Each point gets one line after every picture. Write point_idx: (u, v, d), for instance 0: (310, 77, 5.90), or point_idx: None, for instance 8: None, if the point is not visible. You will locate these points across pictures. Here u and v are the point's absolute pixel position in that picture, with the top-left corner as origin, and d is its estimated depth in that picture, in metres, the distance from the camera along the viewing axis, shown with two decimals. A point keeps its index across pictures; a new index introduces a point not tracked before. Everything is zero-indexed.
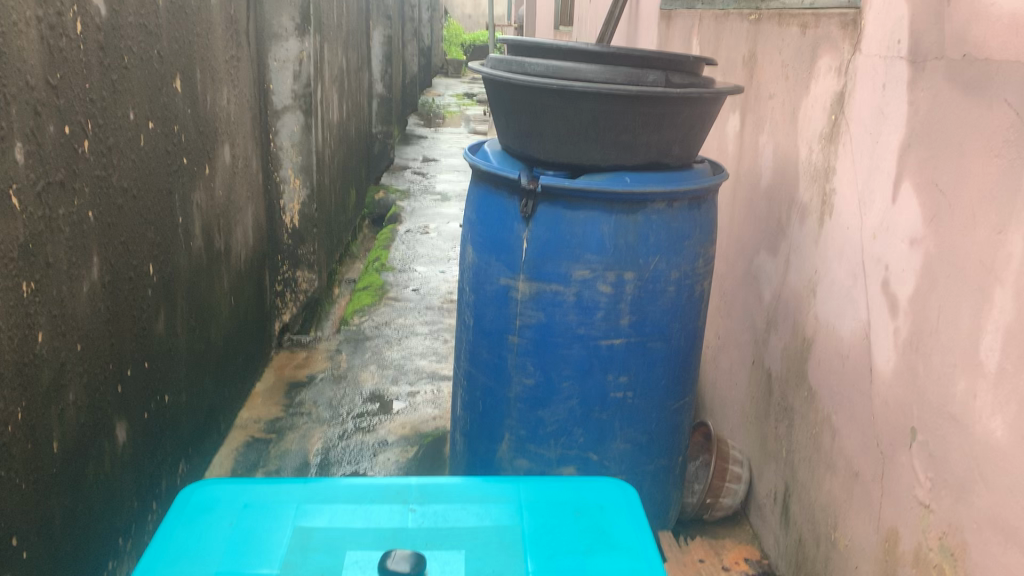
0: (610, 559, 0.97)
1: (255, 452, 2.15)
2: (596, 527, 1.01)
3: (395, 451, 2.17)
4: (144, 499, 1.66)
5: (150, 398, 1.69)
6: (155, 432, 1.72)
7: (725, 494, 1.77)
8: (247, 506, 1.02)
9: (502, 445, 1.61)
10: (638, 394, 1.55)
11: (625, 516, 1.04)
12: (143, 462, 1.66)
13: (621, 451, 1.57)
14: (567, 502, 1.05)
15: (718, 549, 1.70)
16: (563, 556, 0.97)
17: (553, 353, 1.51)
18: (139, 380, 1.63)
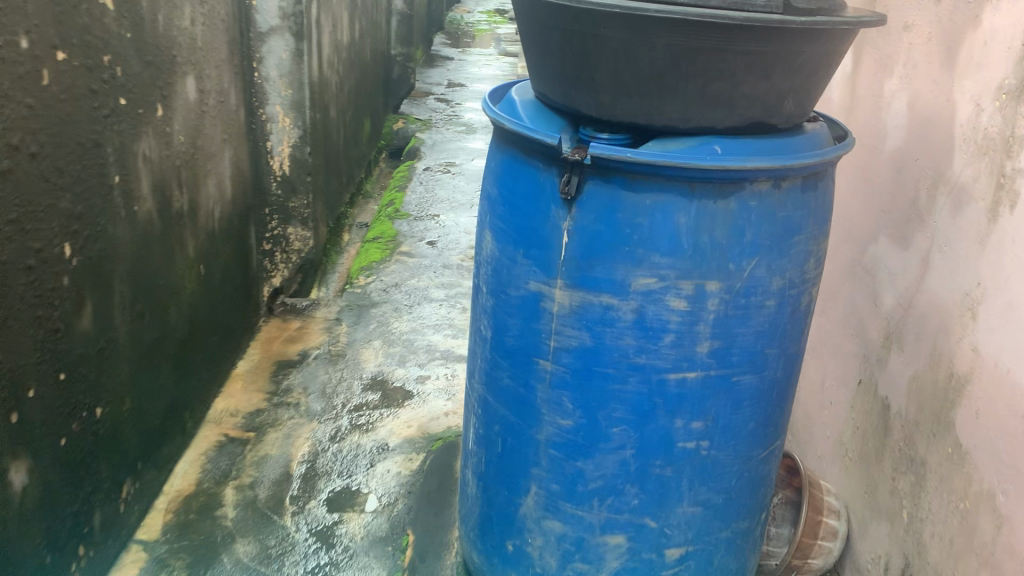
0: None
1: (227, 458, 1.76)
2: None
3: (398, 461, 1.77)
4: (62, 547, 1.28)
5: (72, 415, 1.30)
6: (82, 458, 1.33)
7: (816, 555, 1.35)
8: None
9: (527, 499, 1.21)
10: (715, 443, 1.13)
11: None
12: (64, 500, 1.28)
13: (687, 515, 1.17)
14: None
15: None
16: None
17: (600, 390, 1.09)
18: (51, 398, 1.23)
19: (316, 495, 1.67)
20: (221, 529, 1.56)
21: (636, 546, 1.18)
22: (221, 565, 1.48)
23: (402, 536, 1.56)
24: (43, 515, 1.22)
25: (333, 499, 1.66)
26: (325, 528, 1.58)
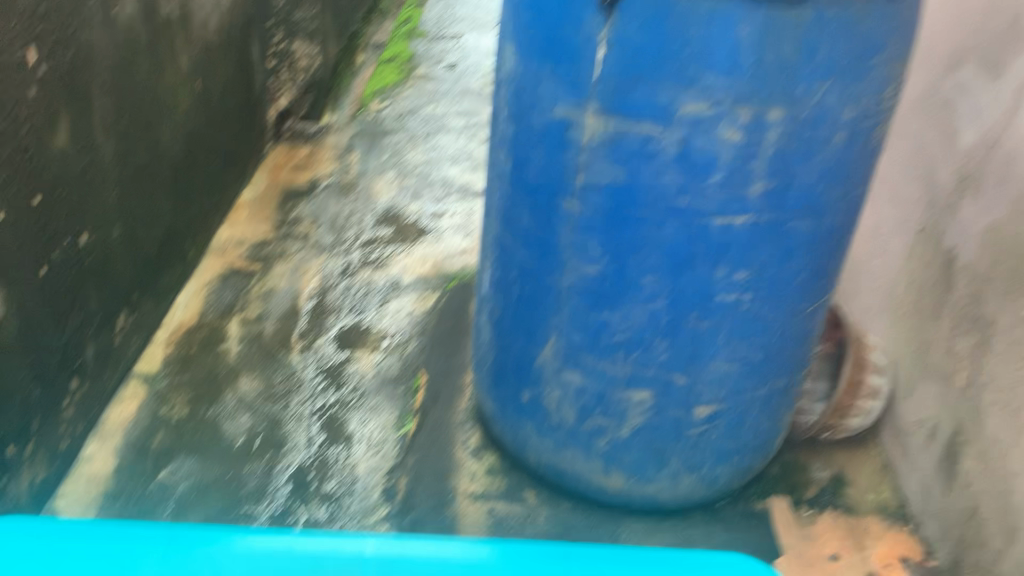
0: None
1: (231, 290, 1.67)
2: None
3: (411, 300, 1.67)
4: (52, 381, 1.21)
5: (54, 241, 1.18)
6: (68, 288, 1.23)
7: (855, 415, 1.26)
8: (165, 549, 0.72)
9: (545, 350, 1.11)
10: (760, 296, 1.00)
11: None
12: (51, 332, 1.19)
13: (721, 373, 1.06)
14: None
15: (842, 503, 1.22)
16: None
17: (634, 234, 0.95)
18: (27, 223, 1.11)
19: (325, 332, 1.58)
20: (224, 364, 1.49)
21: (662, 403, 1.08)
22: (224, 402, 1.41)
23: (414, 379, 1.48)
24: (27, 348, 1.14)
25: (343, 337, 1.57)
26: (333, 367, 1.50)
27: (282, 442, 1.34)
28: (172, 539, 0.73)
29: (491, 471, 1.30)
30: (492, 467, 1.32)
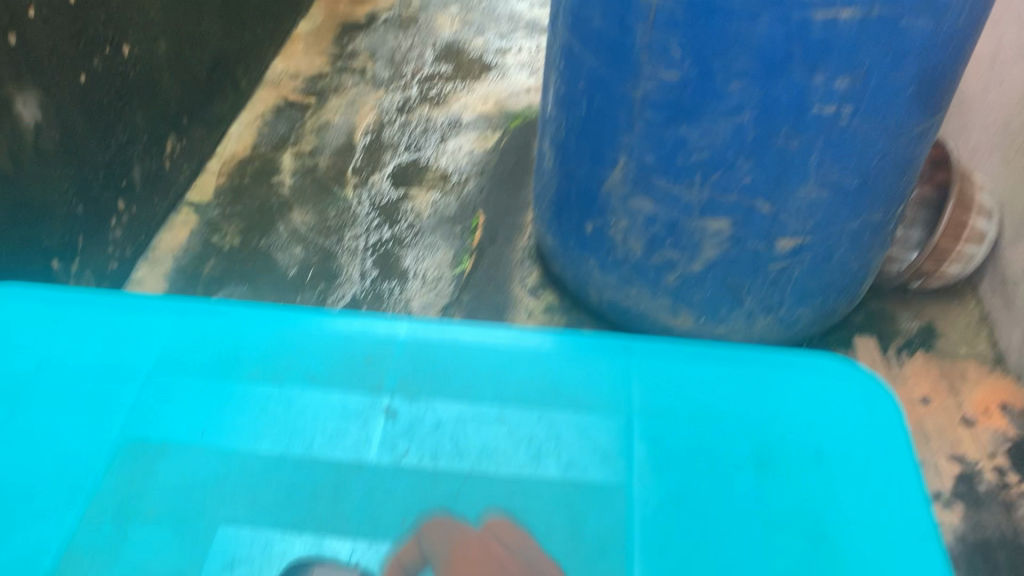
0: (818, 478, 0.80)
1: (285, 123, 1.59)
2: (789, 404, 0.85)
3: (472, 138, 1.58)
4: (99, 200, 1.17)
5: (94, 49, 1.11)
6: (108, 104, 1.16)
7: (954, 261, 1.14)
8: (233, 319, 0.91)
9: (614, 173, 1.01)
10: (863, 111, 0.87)
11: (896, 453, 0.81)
12: (94, 146, 1.14)
13: (810, 201, 0.95)
14: (757, 401, 0.86)
15: (933, 353, 1.13)
16: (734, 447, 0.82)
17: (720, 32, 0.81)
18: (61, 24, 1.03)
19: (381, 168, 1.50)
20: (277, 196, 1.43)
21: (742, 234, 0.98)
22: (277, 233, 1.36)
23: (473, 218, 1.41)
24: (68, 163, 1.09)
25: (400, 173, 1.49)
26: (389, 203, 1.43)
27: (336, 275, 1.29)
28: (240, 316, 0.92)
29: (551, 310, 1.25)
30: (551, 305, 1.26)
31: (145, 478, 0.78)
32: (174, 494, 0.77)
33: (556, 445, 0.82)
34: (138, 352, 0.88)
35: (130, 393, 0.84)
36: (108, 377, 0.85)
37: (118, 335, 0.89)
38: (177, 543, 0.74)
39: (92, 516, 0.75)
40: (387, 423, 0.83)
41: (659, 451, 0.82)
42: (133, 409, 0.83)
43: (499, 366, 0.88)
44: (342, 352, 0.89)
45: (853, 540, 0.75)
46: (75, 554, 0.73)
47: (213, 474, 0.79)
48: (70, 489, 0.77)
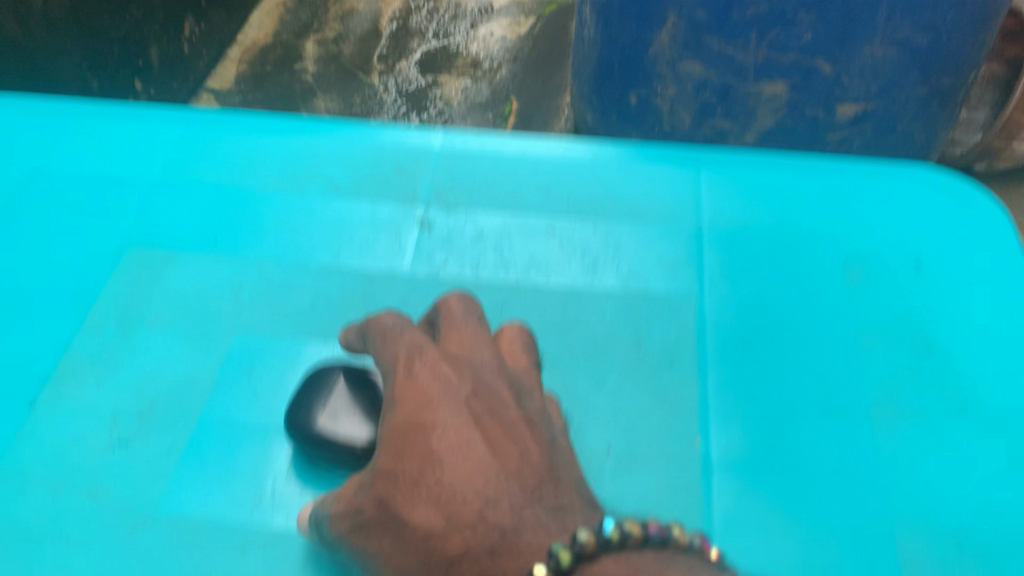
0: (920, 291, 0.71)
1: (307, 10, 1.51)
2: (884, 214, 0.75)
3: (504, 23, 1.49)
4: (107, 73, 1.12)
5: None
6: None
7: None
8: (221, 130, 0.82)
9: (662, 34, 0.94)
10: None
11: (993, 228, 0.74)
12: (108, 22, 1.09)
13: (876, 60, 0.87)
14: (853, 217, 0.76)
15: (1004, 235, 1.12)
16: (822, 246, 0.74)
17: None
18: None
19: (407, 56, 1.43)
20: (301, 83, 1.37)
21: (799, 99, 0.94)
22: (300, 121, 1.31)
23: (505, 105, 1.34)
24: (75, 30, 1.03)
25: (428, 61, 1.42)
26: (417, 90, 1.37)
27: None
28: (222, 123, 0.82)
29: None
30: None
31: (150, 290, 0.72)
32: (181, 306, 0.71)
33: (616, 254, 0.74)
34: (142, 158, 0.80)
35: (133, 198, 0.78)
36: (107, 183, 0.79)
37: (123, 116, 0.82)
38: (187, 364, 0.68)
39: (93, 320, 0.70)
40: (421, 235, 0.75)
41: (734, 259, 0.73)
42: (135, 213, 0.77)
43: (550, 161, 0.80)
44: (369, 148, 0.81)
45: (970, 361, 0.66)
46: (74, 359, 0.68)
47: (206, 297, 0.72)
48: (81, 263, 0.74)
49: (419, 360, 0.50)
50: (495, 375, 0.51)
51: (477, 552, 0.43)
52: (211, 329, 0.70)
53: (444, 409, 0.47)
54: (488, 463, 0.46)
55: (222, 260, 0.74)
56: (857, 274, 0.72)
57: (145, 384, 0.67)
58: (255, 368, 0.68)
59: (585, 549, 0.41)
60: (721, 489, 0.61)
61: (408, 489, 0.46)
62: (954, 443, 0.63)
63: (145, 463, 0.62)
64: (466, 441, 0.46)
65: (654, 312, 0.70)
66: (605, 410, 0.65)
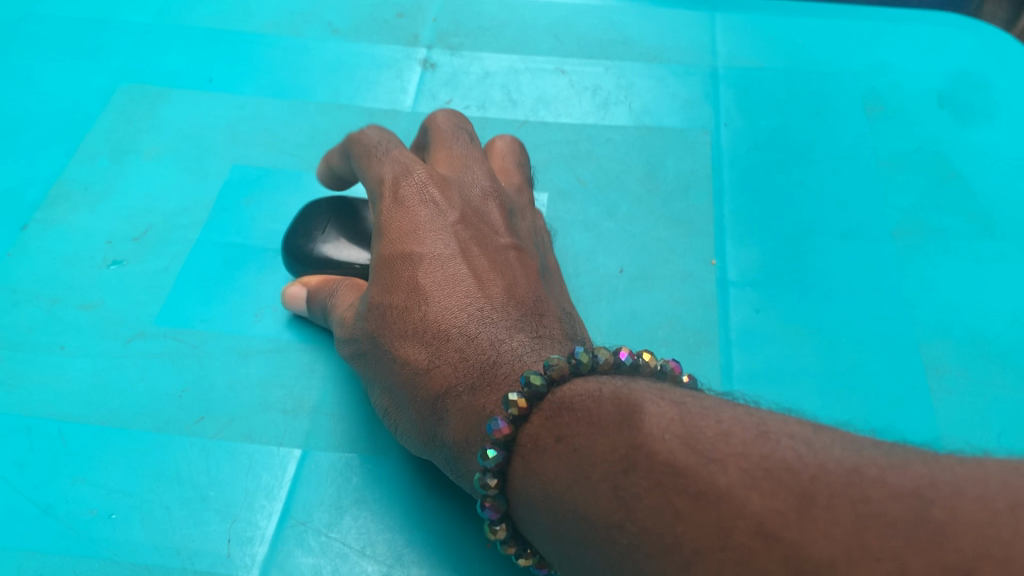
0: (928, 113, 0.98)
1: None
2: (897, 54, 1.04)
3: None
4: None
5: None
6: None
7: None
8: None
9: None
10: None
11: (1010, 56, 1.04)
12: None
13: None
14: (868, 40, 1.06)
15: None
16: (846, 77, 1.02)
17: None
18: None
19: None
20: None
21: None
22: None
23: None
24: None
25: None
26: None
27: None
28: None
29: None
30: None
31: (147, 116, 0.95)
32: (178, 137, 0.93)
33: (626, 94, 1.00)
34: (130, 10, 1.07)
35: (122, 45, 1.03)
36: (104, 28, 1.04)
37: (155, 31, 1.05)
38: (183, 185, 0.89)
39: (87, 152, 0.91)
40: (427, 73, 1.01)
41: (753, 97, 1.00)
42: (124, 55, 1.02)
43: (561, 14, 1.09)
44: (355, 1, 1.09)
45: (982, 164, 0.93)
46: (69, 185, 0.88)
47: (199, 135, 0.94)
48: (77, 96, 0.97)
49: (404, 181, 0.63)
50: (483, 199, 0.65)
51: (459, 388, 0.53)
52: (199, 162, 0.91)
53: (431, 241, 0.60)
54: (468, 296, 0.57)
55: (219, 97, 0.98)
56: (878, 115, 0.97)
57: (142, 207, 0.87)
58: (270, 186, 0.89)
59: (554, 374, 0.46)
60: (735, 303, 0.80)
61: (399, 325, 0.57)
62: (960, 239, 0.86)
63: (136, 277, 0.81)
64: (450, 273, 0.59)
65: (671, 140, 0.95)
66: (618, 235, 0.85)
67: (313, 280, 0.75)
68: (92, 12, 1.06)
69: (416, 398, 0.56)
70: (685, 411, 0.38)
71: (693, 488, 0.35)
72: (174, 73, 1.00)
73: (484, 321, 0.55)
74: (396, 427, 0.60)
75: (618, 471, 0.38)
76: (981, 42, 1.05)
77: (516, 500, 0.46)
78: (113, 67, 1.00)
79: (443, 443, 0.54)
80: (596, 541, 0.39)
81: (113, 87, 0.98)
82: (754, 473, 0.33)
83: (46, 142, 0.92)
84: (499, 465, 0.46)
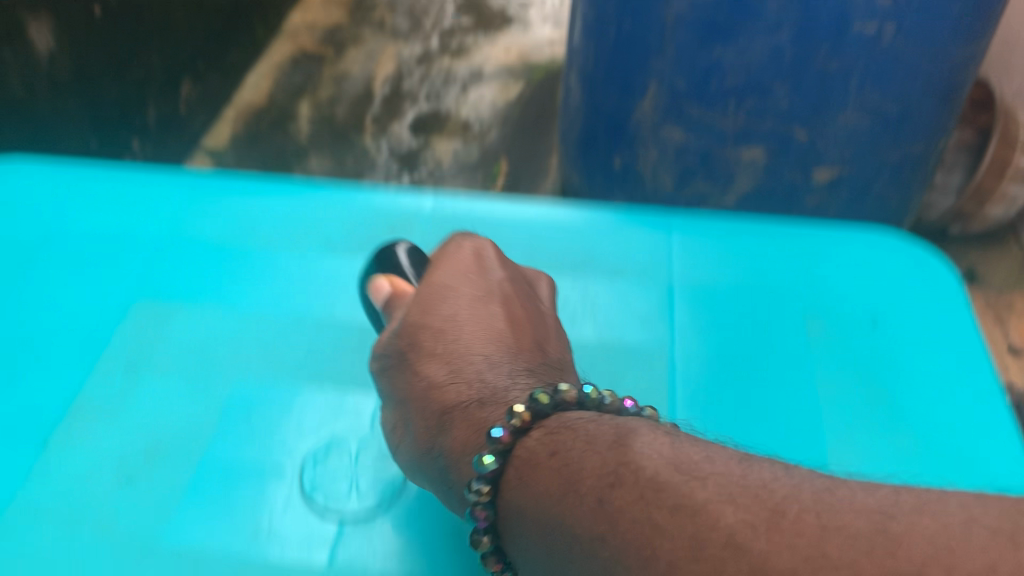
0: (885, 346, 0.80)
1: (303, 73, 1.57)
2: (843, 275, 0.86)
3: (494, 88, 1.54)
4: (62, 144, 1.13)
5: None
6: (101, 58, 1.15)
7: (996, 205, 1.24)
8: (192, 194, 0.90)
9: (643, 103, 1.02)
10: (905, 34, 0.84)
11: (945, 281, 0.85)
12: (100, 90, 1.17)
13: (848, 127, 0.94)
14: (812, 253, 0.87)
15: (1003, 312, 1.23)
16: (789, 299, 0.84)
17: None
18: None
19: (401, 118, 1.50)
20: (293, 144, 1.47)
21: None
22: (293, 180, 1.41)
23: (495, 166, 1.46)
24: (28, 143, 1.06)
25: (419, 124, 1.50)
26: (408, 152, 1.47)
27: None
28: (197, 189, 0.90)
29: None
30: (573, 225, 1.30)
31: (153, 344, 0.77)
32: (187, 364, 0.76)
33: (585, 312, 0.83)
34: (134, 215, 0.87)
35: (132, 255, 0.84)
36: (112, 240, 0.86)
37: (166, 243, 0.85)
38: (198, 417, 0.72)
39: (92, 388, 0.74)
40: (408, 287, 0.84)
41: (703, 317, 0.82)
42: (134, 269, 0.83)
43: (530, 228, 0.90)
44: (349, 216, 0.90)
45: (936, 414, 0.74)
46: (77, 431, 0.71)
47: (216, 367, 0.76)
48: (76, 327, 0.78)
49: (473, 239, 0.73)
50: (533, 274, 0.75)
51: (468, 401, 0.57)
52: (209, 387, 0.75)
53: (477, 284, 0.69)
54: (495, 332, 0.65)
55: (226, 318, 0.80)
56: (826, 365, 0.78)
57: (155, 441, 0.70)
58: (273, 402, 0.74)
59: (562, 399, 0.53)
60: None
61: (432, 343, 0.63)
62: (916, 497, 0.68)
63: (146, 503, 0.67)
64: (488, 312, 0.66)
65: (622, 362, 0.78)
66: None
67: (401, 285, 0.74)
68: (100, 220, 0.87)
69: (425, 411, 0.60)
70: (676, 439, 0.46)
71: (670, 501, 0.40)
72: (185, 293, 0.82)
73: (493, 365, 0.61)
74: (397, 443, 0.61)
75: (604, 485, 0.43)
76: (943, 268, 0.86)
77: (506, 512, 0.49)
78: (123, 285, 0.82)
79: (438, 454, 0.57)
80: (570, 549, 0.43)
81: (126, 306, 0.80)
82: (729, 491, 0.40)
83: (46, 375, 0.75)
84: (493, 475, 0.50)
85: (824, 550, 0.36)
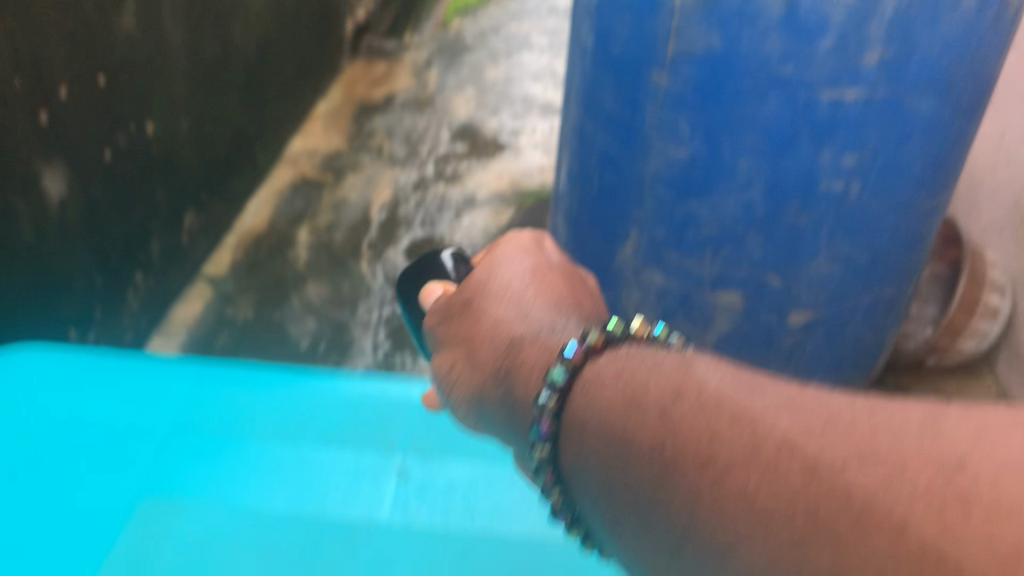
0: None
1: (302, 198, 1.65)
2: None
3: (486, 213, 1.61)
4: (66, 287, 1.14)
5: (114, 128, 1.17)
6: (110, 193, 1.20)
7: (969, 339, 1.29)
8: (196, 384, 1.00)
9: (627, 248, 1.06)
10: (869, 191, 0.91)
11: None
12: (105, 225, 1.20)
13: (821, 275, 0.99)
14: None
15: None
16: None
17: (729, 113, 0.87)
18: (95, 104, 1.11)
19: (396, 243, 1.55)
20: (291, 271, 1.49)
21: None
22: (291, 306, 1.42)
23: None
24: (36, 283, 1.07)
25: (414, 249, 1.53)
26: (401, 277, 1.48)
27: (348, 348, 1.36)
28: (200, 375, 1.00)
29: None
30: None
31: (160, 538, 0.91)
32: (186, 554, 0.90)
33: None
34: (135, 418, 0.98)
35: (127, 482, 0.95)
36: (119, 434, 0.97)
37: (158, 472, 0.96)
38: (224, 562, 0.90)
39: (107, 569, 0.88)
40: None
41: None
42: (155, 443, 0.98)
43: None
44: (335, 410, 1.00)
45: None
46: None
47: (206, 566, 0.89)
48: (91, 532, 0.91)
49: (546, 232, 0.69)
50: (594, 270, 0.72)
51: (533, 334, 0.55)
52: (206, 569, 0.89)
53: (546, 254, 0.66)
54: (558, 290, 0.62)
55: (221, 515, 0.93)
56: None
57: None
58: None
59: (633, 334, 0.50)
60: None
61: (495, 290, 0.61)
62: None
63: None
64: (552, 275, 0.63)
65: None
66: None
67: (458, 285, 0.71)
68: (105, 416, 0.97)
69: (484, 347, 0.57)
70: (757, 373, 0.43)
71: (730, 409, 0.39)
72: (187, 490, 0.95)
73: (558, 313, 0.58)
74: (452, 382, 0.59)
75: (667, 396, 0.41)
76: None
77: (570, 426, 0.46)
78: (126, 488, 0.95)
79: (498, 383, 0.54)
80: (620, 458, 0.41)
81: (132, 509, 0.93)
82: (798, 415, 0.38)
83: None
84: (563, 386, 0.47)
85: (873, 449, 0.35)
